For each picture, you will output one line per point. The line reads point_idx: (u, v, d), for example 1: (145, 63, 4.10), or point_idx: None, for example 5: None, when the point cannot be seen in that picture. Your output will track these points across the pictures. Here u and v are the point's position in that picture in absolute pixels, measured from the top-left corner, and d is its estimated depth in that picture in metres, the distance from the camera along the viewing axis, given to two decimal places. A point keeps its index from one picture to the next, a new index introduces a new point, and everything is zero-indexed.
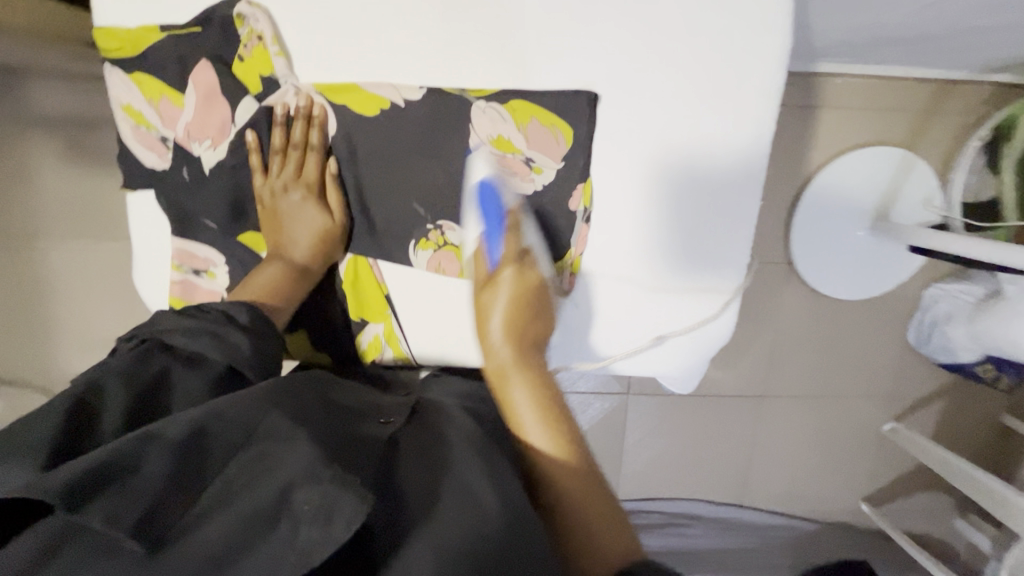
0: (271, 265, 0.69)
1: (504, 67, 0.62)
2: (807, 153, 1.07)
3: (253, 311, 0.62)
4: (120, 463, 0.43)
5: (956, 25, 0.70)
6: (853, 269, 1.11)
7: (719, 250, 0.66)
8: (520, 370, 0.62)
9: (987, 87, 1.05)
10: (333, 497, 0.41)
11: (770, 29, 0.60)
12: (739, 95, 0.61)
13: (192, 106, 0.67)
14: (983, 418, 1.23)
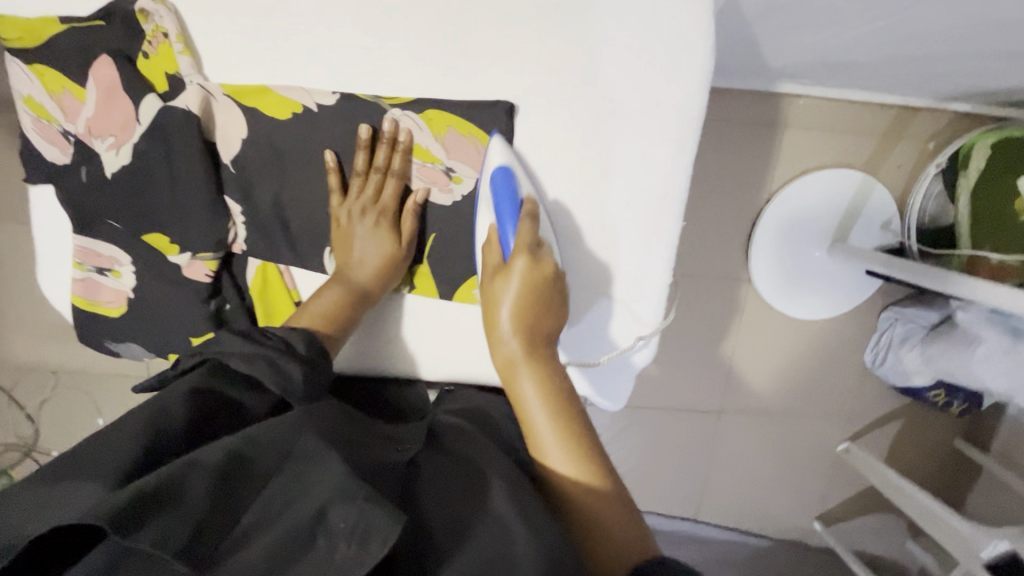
0: (331, 289, 0.65)
1: (419, 75, 0.61)
2: (768, 171, 1.08)
3: (310, 340, 0.58)
4: (174, 484, 0.40)
5: (905, 53, 0.70)
6: (807, 289, 1.12)
7: (639, 272, 0.66)
8: (538, 375, 0.58)
9: (948, 115, 1.05)
10: (368, 514, 0.39)
11: (696, 48, 0.57)
12: (660, 116, 0.60)
13: (93, 102, 0.61)
14: (937, 442, 1.24)
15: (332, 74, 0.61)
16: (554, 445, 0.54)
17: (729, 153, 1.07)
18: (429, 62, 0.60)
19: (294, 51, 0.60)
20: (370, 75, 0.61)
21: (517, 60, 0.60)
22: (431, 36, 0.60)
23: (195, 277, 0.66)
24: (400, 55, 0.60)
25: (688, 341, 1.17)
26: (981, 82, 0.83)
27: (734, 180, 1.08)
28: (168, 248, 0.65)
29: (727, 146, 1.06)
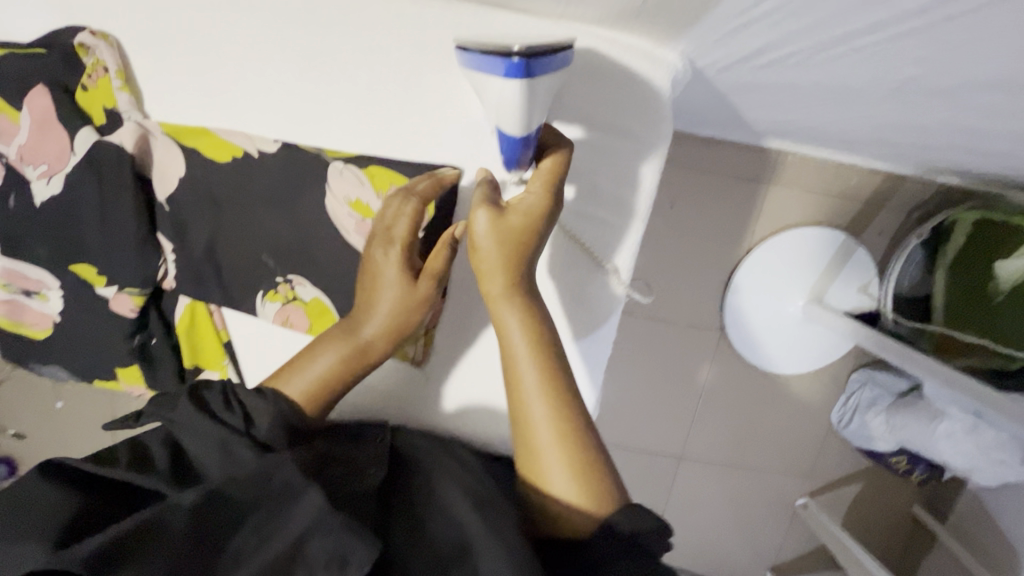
0: (328, 348, 0.55)
1: (366, 130, 0.57)
2: (749, 226, 1.07)
3: (281, 416, 0.50)
4: (149, 525, 0.39)
5: (884, 135, 0.69)
6: (777, 346, 1.11)
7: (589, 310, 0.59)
8: (528, 332, 0.49)
9: (933, 186, 1.05)
10: (346, 542, 0.40)
11: (654, 132, 0.55)
12: (614, 195, 0.56)
13: (27, 129, 0.58)
14: (895, 506, 1.24)
15: (278, 118, 0.58)
16: (543, 409, 0.47)
17: (711, 202, 1.06)
18: (374, 114, 0.57)
19: (237, 91, 0.57)
20: (319, 124, 0.58)
21: (472, 122, 0.57)
22: (381, 88, 0.56)
23: (121, 312, 0.63)
24: (346, 107, 0.57)
25: (655, 384, 1.16)
26: (965, 165, 0.82)
27: (714, 230, 1.07)
28: (94, 280, 0.62)
29: (711, 195, 1.05)
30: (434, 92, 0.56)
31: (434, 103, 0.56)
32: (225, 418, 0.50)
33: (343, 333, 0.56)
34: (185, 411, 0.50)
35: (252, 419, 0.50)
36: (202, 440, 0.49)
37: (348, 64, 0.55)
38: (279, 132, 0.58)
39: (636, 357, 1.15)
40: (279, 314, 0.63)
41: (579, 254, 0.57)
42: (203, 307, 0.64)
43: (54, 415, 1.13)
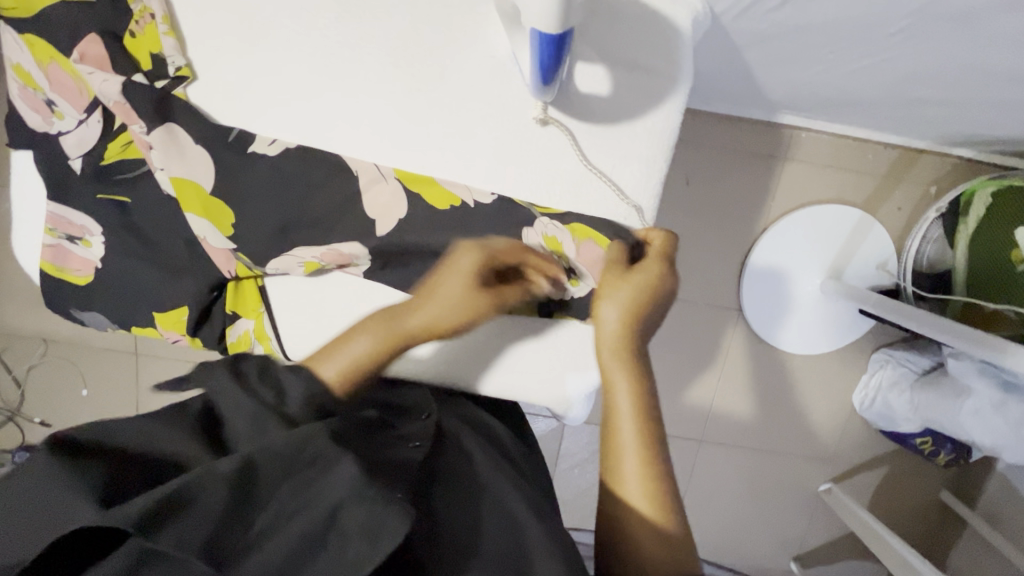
0: (364, 335, 0.56)
1: (393, 77, 0.58)
2: (766, 202, 1.07)
3: (308, 394, 0.50)
4: (188, 491, 0.38)
5: (901, 93, 0.69)
6: (798, 324, 1.10)
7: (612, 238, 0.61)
8: (635, 383, 0.52)
9: (951, 160, 1.05)
10: (379, 515, 0.39)
11: (676, 68, 0.56)
12: (633, 132, 0.59)
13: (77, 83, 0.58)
14: (922, 492, 1.21)
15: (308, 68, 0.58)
16: (633, 453, 0.49)
17: (725, 180, 1.07)
18: (404, 64, 0.58)
19: (268, 44, 0.58)
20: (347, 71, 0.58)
21: (495, 64, 0.57)
22: (409, 37, 0.57)
23: (217, 265, 0.62)
24: (373, 53, 0.57)
25: (673, 366, 1.16)
26: (984, 129, 0.82)
27: (730, 209, 1.08)
28: (189, 205, 0.59)
29: (726, 173, 1.06)
30: (462, 40, 0.57)
31: (461, 50, 0.57)
32: (259, 390, 0.49)
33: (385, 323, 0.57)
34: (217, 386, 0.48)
35: (283, 394, 0.49)
36: (239, 410, 0.47)
37: (377, 13, 0.56)
38: (309, 88, 0.59)
39: (653, 339, 1.15)
40: (334, 251, 0.61)
41: (606, 193, 0.60)
42: (244, 266, 0.62)
43: (81, 401, 1.15)
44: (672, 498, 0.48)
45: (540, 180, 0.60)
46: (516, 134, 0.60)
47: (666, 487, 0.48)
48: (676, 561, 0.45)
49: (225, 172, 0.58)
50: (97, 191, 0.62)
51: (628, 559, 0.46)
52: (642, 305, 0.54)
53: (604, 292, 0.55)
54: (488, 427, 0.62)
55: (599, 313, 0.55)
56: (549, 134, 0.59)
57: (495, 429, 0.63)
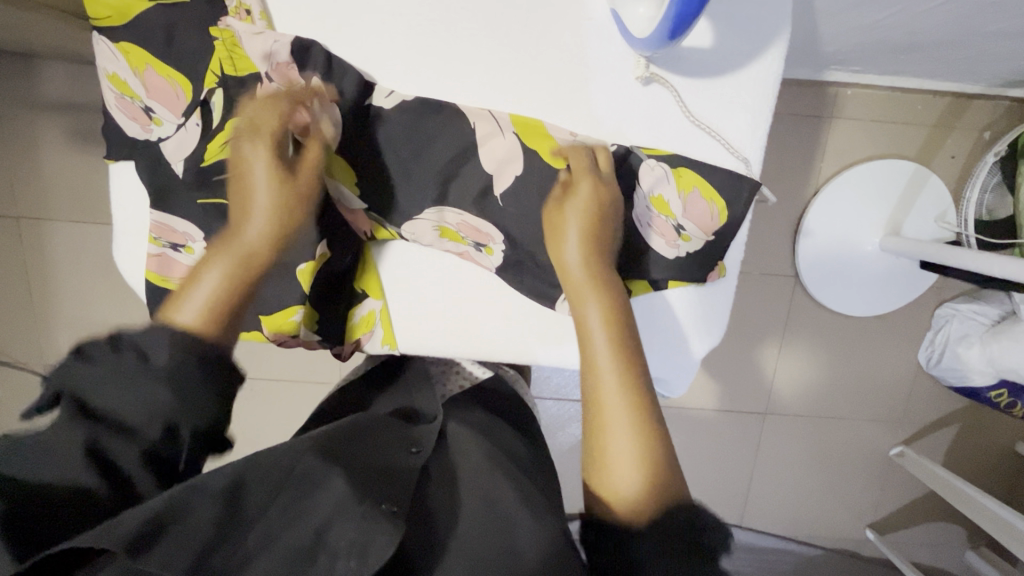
0: (213, 266, 0.51)
1: (481, 51, 0.55)
2: (815, 163, 1.05)
3: (176, 341, 0.44)
4: (174, 509, 0.38)
5: (970, 29, 0.67)
6: (863, 285, 1.08)
7: (713, 191, 0.55)
8: (599, 288, 0.52)
9: (1002, 103, 1.03)
10: (368, 533, 0.42)
11: (775, 14, 0.53)
12: (737, 83, 0.55)
13: (153, 83, 0.53)
14: (996, 446, 1.18)
15: (383, 48, 0.55)
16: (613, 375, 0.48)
17: (772, 145, 1.06)
18: (494, 40, 0.54)
19: (340, 23, 0.54)
20: (428, 50, 0.55)
21: (589, 30, 0.54)
22: (495, 9, 0.54)
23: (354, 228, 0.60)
24: (457, 30, 0.54)
25: (731, 339, 1.14)
26: None
27: (780, 174, 1.06)
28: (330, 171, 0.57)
29: (773, 137, 1.04)
30: (556, 5, 0.54)
31: (555, 14, 0.54)
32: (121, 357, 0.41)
33: (224, 247, 0.52)
34: (94, 366, 0.40)
35: (145, 354, 0.42)
36: (140, 405, 0.40)
37: None
38: (391, 69, 0.55)
39: None
40: (473, 227, 0.58)
41: (716, 150, 0.56)
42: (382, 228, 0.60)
43: None
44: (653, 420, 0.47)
45: (646, 144, 0.56)
46: (612, 96, 0.55)
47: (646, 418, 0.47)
48: (645, 456, 0.45)
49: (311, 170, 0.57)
50: (197, 198, 0.56)
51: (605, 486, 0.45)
52: (593, 217, 0.54)
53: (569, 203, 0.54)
54: (496, 425, 0.65)
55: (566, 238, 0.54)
56: (648, 88, 0.55)
57: (500, 429, 0.65)
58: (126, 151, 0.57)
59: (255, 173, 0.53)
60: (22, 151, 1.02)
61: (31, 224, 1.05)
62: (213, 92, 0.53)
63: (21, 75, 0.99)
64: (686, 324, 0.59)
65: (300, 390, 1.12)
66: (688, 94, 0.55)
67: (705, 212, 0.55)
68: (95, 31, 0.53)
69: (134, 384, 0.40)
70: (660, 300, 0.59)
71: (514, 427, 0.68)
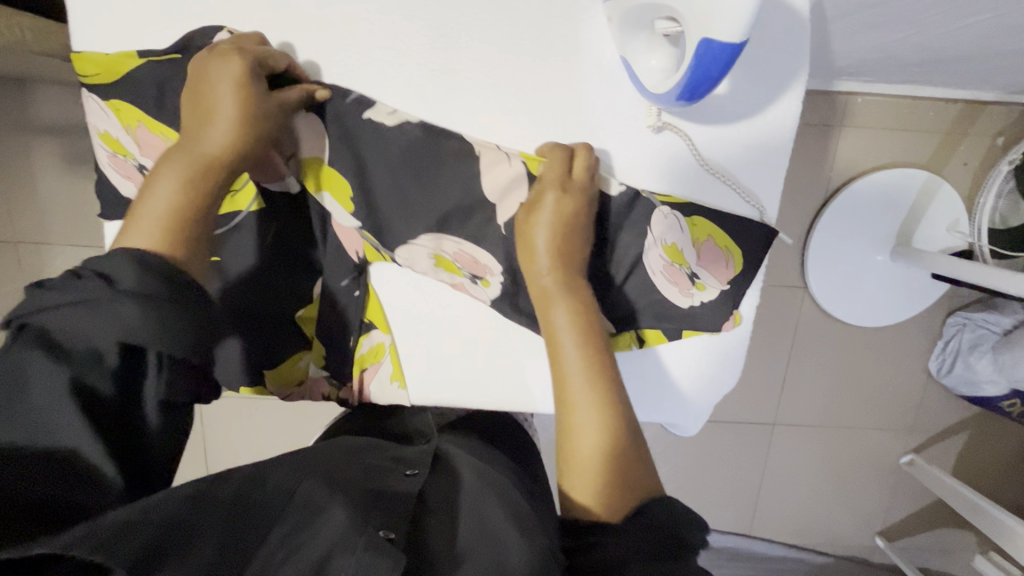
0: (163, 177, 0.45)
1: (484, 94, 0.52)
2: (825, 174, 1.03)
3: (140, 263, 0.40)
4: (182, 523, 0.38)
5: (989, 46, 0.65)
6: (872, 296, 1.06)
7: (726, 239, 0.54)
8: (569, 296, 0.52)
9: (1017, 108, 1.00)
10: (368, 563, 0.39)
11: (790, 48, 0.51)
12: (751, 121, 0.53)
13: (145, 139, 0.52)
14: (1007, 453, 1.18)
15: (382, 93, 0.52)
16: (583, 387, 0.49)
17: None
18: (498, 82, 0.52)
19: (335, 65, 0.51)
20: (428, 94, 0.52)
21: (597, 69, 0.52)
22: (498, 49, 0.51)
23: (344, 249, 0.58)
24: (458, 71, 0.52)
25: None
26: None
27: (788, 185, 1.04)
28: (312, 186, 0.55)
29: None
30: (563, 48, 0.51)
31: (563, 58, 0.51)
32: (78, 288, 0.38)
33: (179, 153, 0.46)
34: (56, 295, 0.38)
35: (110, 275, 0.39)
36: (107, 326, 0.38)
37: (456, 24, 0.50)
38: (390, 114, 0.53)
39: None
40: (470, 257, 0.57)
41: (728, 192, 0.54)
42: (372, 250, 0.58)
43: None
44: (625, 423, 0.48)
45: (657, 188, 0.54)
46: (622, 138, 0.53)
47: (621, 425, 0.48)
48: (623, 459, 0.46)
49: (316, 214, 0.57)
50: None
51: (570, 487, 0.47)
52: (568, 218, 0.51)
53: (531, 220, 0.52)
54: (496, 459, 0.63)
55: (532, 252, 0.52)
56: (659, 131, 0.53)
57: (499, 462, 0.63)
58: (120, 206, 0.55)
59: (215, 85, 0.47)
60: (18, 177, 1.01)
61: (29, 251, 1.03)
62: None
63: (13, 100, 0.97)
64: (704, 369, 0.59)
65: (305, 410, 1.11)
66: (700, 137, 0.53)
67: (720, 259, 0.54)
68: (84, 88, 0.52)
69: (94, 306, 0.38)
70: (675, 349, 0.58)
71: (513, 459, 0.66)
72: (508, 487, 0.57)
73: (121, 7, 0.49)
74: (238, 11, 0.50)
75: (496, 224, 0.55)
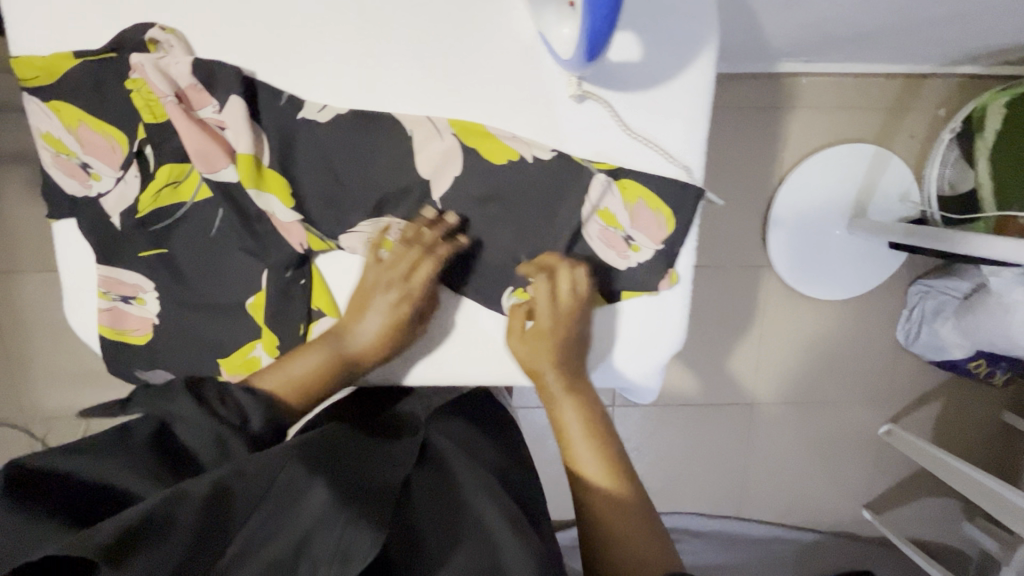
0: (315, 350, 0.58)
1: (413, 77, 0.54)
2: (778, 155, 1.06)
3: (268, 411, 0.55)
4: (164, 513, 0.40)
5: (908, 16, 0.68)
6: (833, 269, 1.09)
7: (654, 202, 0.56)
8: (573, 394, 0.60)
9: (955, 80, 1.05)
10: (350, 538, 0.44)
11: (700, 19, 0.54)
12: (671, 89, 0.55)
13: (87, 136, 0.54)
14: (981, 416, 1.20)
15: (315, 82, 0.54)
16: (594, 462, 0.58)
17: (734, 139, 1.06)
18: (426, 65, 0.54)
19: (269, 58, 0.53)
20: (360, 81, 0.54)
21: (519, 47, 0.54)
22: (424, 34, 0.53)
23: (286, 241, 0.57)
24: (387, 58, 0.54)
25: (711, 334, 1.14)
26: (991, 41, 0.82)
27: (743, 166, 1.07)
28: (246, 180, 0.54)
29: (734, 131, 1.05)
30: (485, 29, 0.53)
31: (485, 37, 0.53)
32: (220, 412, 0.52)
33: (334, 342, 0.59)
34: (194, 407, 0.52)
35: (245, 417, 0.53)
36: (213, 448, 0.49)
37: (382, 14, 0.53)
38: (323, 102, 0.54)
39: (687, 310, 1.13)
40: (410, 235, 0.59)
41: (652, 157, 0.57)
42: (316, 238, 0.58)
43: None
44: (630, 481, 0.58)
45: (587, 158, 0.56)
46: (548, 111, 0.55)
47: (630, 500, 0.56)
48: (637, 520, 0.55)
49: (249, 202, 0.56)
50: (142, 252, 0.58)
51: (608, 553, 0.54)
52: (561, 334, 0.59)
53: (519, 329, 0.60)
54: (479, 445, 0.66)
55: (537, 367, 0.59)
56: (582, 101, 0.55)
57: (481, 450, 0.65)
58: (66, 208, 0.56)
59: (373, 277, 0.59)
60: None
61: None
62: (146, 143, 0.54)
63: None
64: (648, 329, 0.61)
65: None
66: (622, 106, 0.55)
67: (651, 221, 0.57)
68: (24, 91, 0.53)
69: (220, 435, 0.50)
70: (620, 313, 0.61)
71: (496, 442, 0.69)
72: (486, 472, 0.60)
73: (57, 12, 0.51)
74: (170, 8, 0.51)
75: (431, 200, 0.57)
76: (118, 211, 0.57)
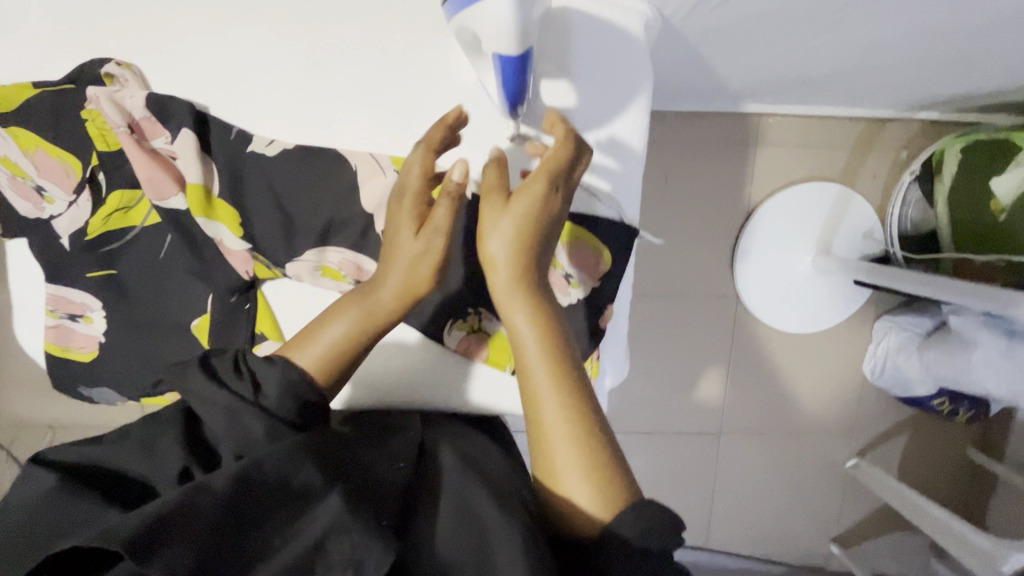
0: (339, 308, 0.52)
1: (360, 114, 0.57)
2: (744, 189, 1.09)
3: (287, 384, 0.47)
4: (180, 513, 0.39)
5: (853, 64, 0.72)
6: (795, 303, 1.11)
7: (589, 242, 0.60)
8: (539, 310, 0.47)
9: (916, 124, 1.08)
10: (364, 547, 0.40)
11: (637, 67, 0.57)
12: (607, 132, 0.58)
13: (41, 162, 0.57)
14: (947, 452, 1.21)
15: (266, 118, 0.57)
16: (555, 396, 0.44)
17: (701, 172, 1.09)
18: (371, 103, 0.57)
19: (222, 93, 0.56)
20: (309, 116, 0.57)
21: (462, 90, 0.56)
22: (371, 73, 0.56)
23: (232, 267, 0.60)
24: (335, 97, 0.56)
25: (678, 361, 1.16)
26: (940, 88, 0.85)
27: (709, 200, 1.10)
28: (194, 210, 0.57)
29: (702, 165, 1.08)
30: (428, 71, 0.56)
31: (429, 79, 0.56)
32: (236, 385, 0.47)
33: (358, 295, 0.53)
34: (209, 380, 0.47)
35: (261, 386, 0.47)
36: (234, 428, 0.46)
37: (331, 55, 0.55)
38: (272, 136, 0.57)
39: (655, 338, 1.15)
40: (354, 265, 0.60)
41: (585, 200, 0.60)
42: (262, 265, 0.60)
43: None
44: (624, 485, 0.42)
45: None
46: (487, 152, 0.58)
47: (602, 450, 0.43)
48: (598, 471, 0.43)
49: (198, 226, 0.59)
50: (88, 273, 0.61)
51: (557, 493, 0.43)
52: (530, 214, 0.48)
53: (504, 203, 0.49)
54: (478, 439, 0.63)
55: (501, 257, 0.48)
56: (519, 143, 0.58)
57: (480, 442, 0.63)
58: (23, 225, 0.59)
59: (396, 217, 0.52)
60: None
61: None
62: (97, 170, 0.58)
63: None
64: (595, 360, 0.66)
65: None
66: None
67: (588, 258, 0.60)
68: None
69: (235, 410, 0.46)
70: None
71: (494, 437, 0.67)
72: (496, 468, 0.57)
73: (21, 44, 0.54)
74: (128, 44, 0.54)
75: (374, 233, 0.59)
76: (69, 233, 0.60)
